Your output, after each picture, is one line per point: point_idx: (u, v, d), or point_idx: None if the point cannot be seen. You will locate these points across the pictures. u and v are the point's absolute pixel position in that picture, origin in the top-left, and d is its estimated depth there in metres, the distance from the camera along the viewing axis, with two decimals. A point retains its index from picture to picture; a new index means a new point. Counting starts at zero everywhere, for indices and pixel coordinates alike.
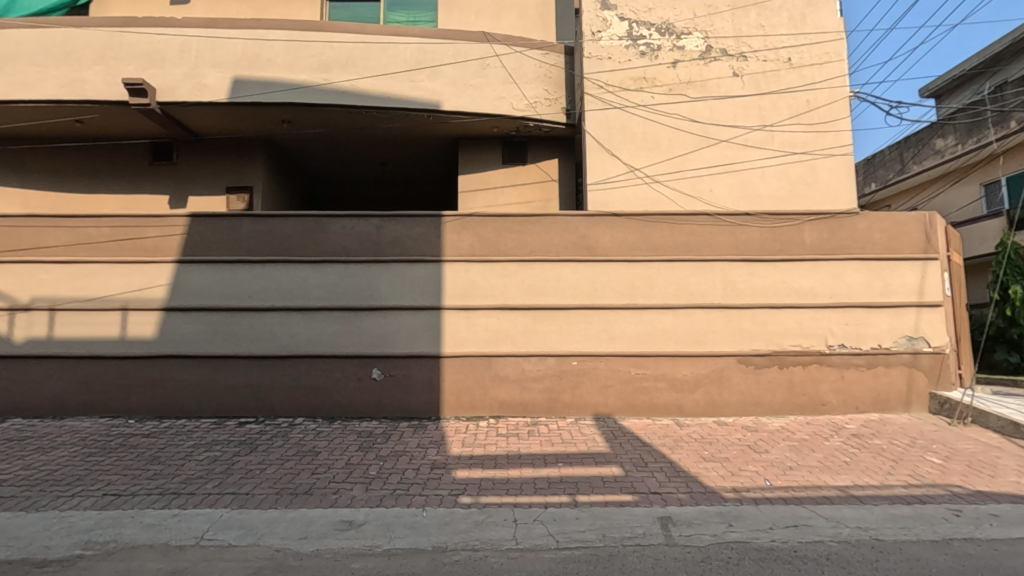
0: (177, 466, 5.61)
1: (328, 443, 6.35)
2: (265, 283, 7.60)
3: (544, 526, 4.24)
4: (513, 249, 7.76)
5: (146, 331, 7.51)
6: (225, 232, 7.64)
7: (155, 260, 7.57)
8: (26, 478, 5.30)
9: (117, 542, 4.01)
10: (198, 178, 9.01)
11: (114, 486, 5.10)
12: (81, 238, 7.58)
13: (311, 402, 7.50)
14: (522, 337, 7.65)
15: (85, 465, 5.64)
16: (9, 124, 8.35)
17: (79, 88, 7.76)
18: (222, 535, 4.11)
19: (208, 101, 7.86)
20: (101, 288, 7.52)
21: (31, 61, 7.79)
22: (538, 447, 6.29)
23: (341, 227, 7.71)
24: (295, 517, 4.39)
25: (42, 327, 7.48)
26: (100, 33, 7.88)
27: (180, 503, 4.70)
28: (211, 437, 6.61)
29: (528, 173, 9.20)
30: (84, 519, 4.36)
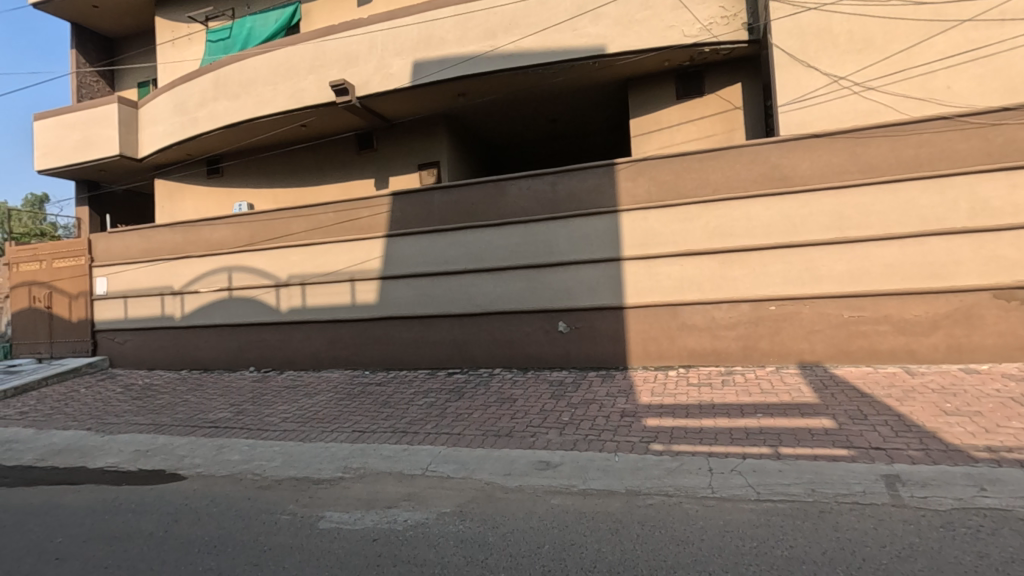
0: (404, 409, 6.60)
1: (524, 392, 6.86)
2: (457, 249, 8.34)
3: (742, 477, 4.05)
4: (694, 190, 7.27)
5: (370, 298, 8.84)
6: (421, 206, 8.53)
7: (370, 236, 8.80)
8: (301, 417, 6.76)
9: (366, 468, 4.92)
10: (395, 160, 10.14)
11: (360, 424, 6.23)
12: (316, 224, 9.16)
13: (506, 354, 8.11)
14: (710, 283, 7.21)
15: (338, 407, 6.98)
16: (258, 136, 10.32)
17: (300, 97, 9.20)
18: (442, 467, 4.77)
19: (395, 88, 8.71)
20: (335, 263, 9.03)
21: (265, 82, 9.46)
22: (734, 397, 5.95)
23: (520, 188, 8.03)
24: (500, 456, 4.88)
25: (299, 298, 9.30)
26: (310, 47, 9.20)
27: (408, 439, 5.57)
28: (427, 385, 7.61)
29: (708, 105, 8.44)
30: (341, 449, 5.43)
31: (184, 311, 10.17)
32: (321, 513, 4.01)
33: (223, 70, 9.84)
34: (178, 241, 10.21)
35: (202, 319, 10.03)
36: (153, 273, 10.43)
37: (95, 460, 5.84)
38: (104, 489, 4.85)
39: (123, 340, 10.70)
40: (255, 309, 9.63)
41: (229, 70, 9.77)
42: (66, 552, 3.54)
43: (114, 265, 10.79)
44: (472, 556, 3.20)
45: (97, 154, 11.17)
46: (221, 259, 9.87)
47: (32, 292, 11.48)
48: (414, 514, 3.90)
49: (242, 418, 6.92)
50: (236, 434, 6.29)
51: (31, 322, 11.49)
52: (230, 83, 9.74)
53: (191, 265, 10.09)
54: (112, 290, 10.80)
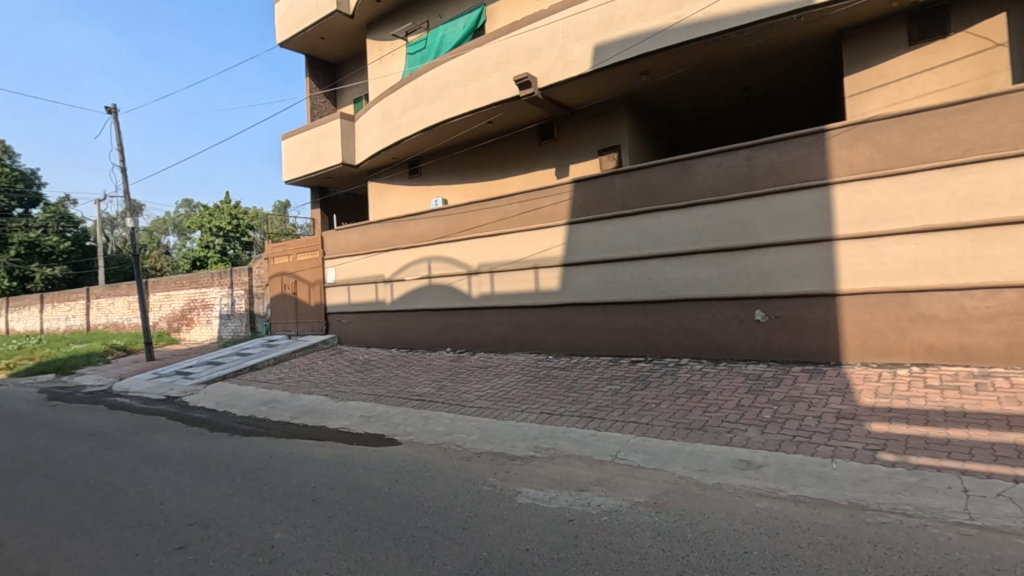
0: (589, 395, 6.66)
1: (716, 384, 6.42)
2: (641, 234, 8.12)
3: (1016, 505, 3.26)
4: (934, 153, 6.04)
5: (553, 284, 9.07)
6: (602, 191, 8.46)
7: (552, 224, 9.02)
8: (493, 396, 7.24)
9: (556, 450, 5.07)
10: (576, 147, 10.20)
11: (547, 406, 6.45)
12: (502, 214, 9.69)
13: (694, 343, 7.67)
14: (957, 265, 5.94)
15: (526, 389, 7.32)
16: (450, 136, 11.21)
17: (487, 95, 9.74)
18: (632, 456, 4.71)
19: (577, 75, 8.72)
20: (520, 252, 9.46)
21: (456, 84, 10.21)
22: (995, 406, 4.82)
23: (710, 166, 7.49)
24: (694, 450, 4.64)
25: (488, 285, 9.94)
26: (495, 46, 9.67)
27: (595, 425, 5.60)
28: (611, 372, 7.57)
29: (954, 47, 6.91)
30: (532, 430, 5.68)
31: (393, 297, 11.58)
32: (518, 489, 4.24)
33: (421, 79, 10.86)
34: (388, 235, 11.66)
35: (407, 304, 11.31)
36: (369, 264, 12.06)
37: (333, 421, 6.96)
38: (341, 447, 5.75)
39: (347, 322, 12.57)
40: (450, 295, 10.55)
41: (426, 78, 10.75)
42: (318, 496, 4.27)
43: (340, 257, 12.72)
44: (671, 550, 3.09)
45: (326, 164, 13.23)
46: (422, 250, 11.01)
47: (284, 281, 14.10)
48: (606, 500, 3.90)
49: (442, 393, 7.66)
50: (439, 408, 6.98)
51: (284, 305, 14.12)
52: (427, 90, 10.71)
53: (399, 256, 11.45)
54: (339, 279, 12.76)
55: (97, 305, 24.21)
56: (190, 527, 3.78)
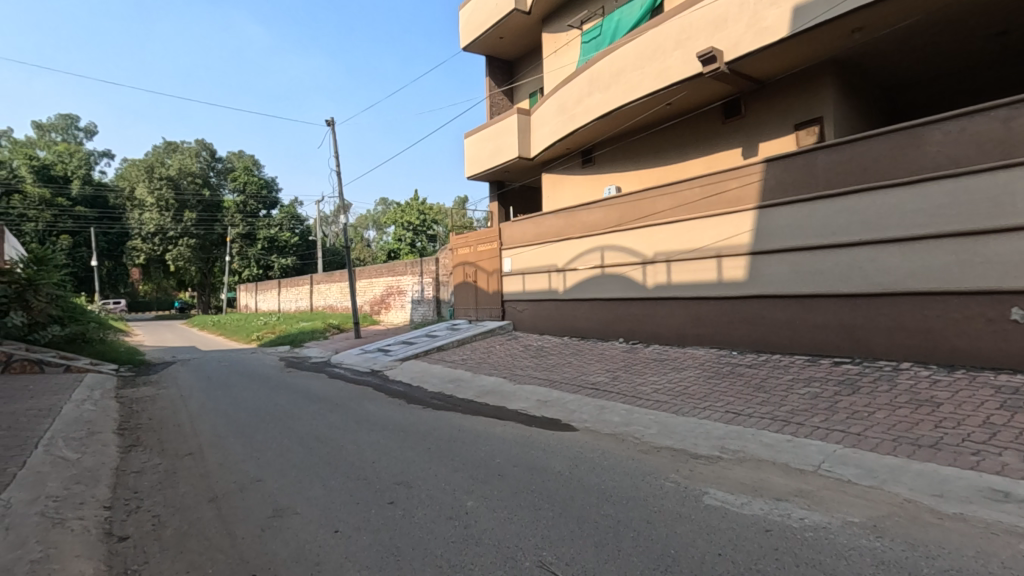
0: (782, 397, 6.03)
1: (952, 395, 5.35)
2: (849, 217, 7.10)
3: None
4: None
5: (738, 274, 8.40)
6: (800, 170, 7.58)
7: (739, 209, 8.35)
8: (671, 390, 6.96)
9: (745, 453, 4.69)
10: (767, 124, 9.25)
11: (733, 405, 6.00)
12: (681, 200, 9.26)
13: (917, 345, 6.48)
14: None
15: (708, 385, 6.90)
16: (626, 122, 10.98)
17: (667, 76, 9.30)
18: (840, 469, 4.15)
19: (771, 42, 7.88)
20: (701, 239, 8.94)
21: (633, 68, 9.92)
22: None
23: (946, 133, 6.24)
24: (922, 471, 3.93)
25: (664, 275, 9.57)
26: (676, 22, 9.17)
27: (791, 430, 5.05)
28: (809, 373, 6.76)
29: None
30: (717, 429, 5.34)
31: (566, 286, 11.77)
32: (704, 489, 4.00)
33: (597, 67, 10.78)
34: (562, 225, 11.88)
35: (580, 293, 11.40)
36: (543, 253, 12.42)
37: (512, 402, 7.33)
38: (521, 427, 6.03)
39: (522, 309, 13.10)
40: (623, 285, 10.38)
41: (601, 65, 10.64)
42: (503, 471, 4.52)
43: (516, 247, 13.30)
44: None
45: (504, 158, 13.90)
46: (595, 239, 11.01)
47: (465, 270, 15.20)
48: (811, 514, 3.48)
49: (617, 384, 7.58)
50: (614, 398, 6.92)
51: (465, 292, 15.24)
52: (603, 77, 10.60)
53: (572, 245, 11.59)
54: (514, 268, 13.35)
55: (317, 290, 28.74)
56: (397, 486, 4.28)
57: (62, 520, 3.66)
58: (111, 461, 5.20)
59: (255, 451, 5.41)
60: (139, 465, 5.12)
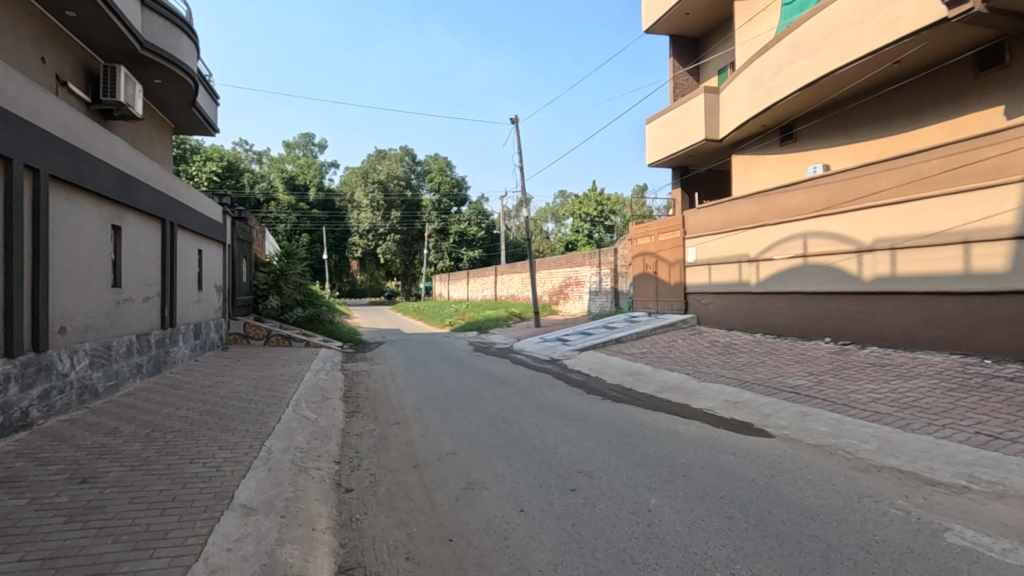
0: None
1: None
2: None
3: None
4: None
5: (995, 264, 6.78)
6: None
7: (996, 182, 6.79)
8: (895, 401, 5.90)
9: (1007, 487, 3.77)
10: None
11: (986, 426, 4.87)
12: (913, 175, 7.84)
13: None
14: None
15: (948, 399, 5.70)
16: (839, 88, 9.52)
17: (896, 27, 7.75)
18: None
19: None
20: (940, 222, 7.44)
21: (849, 25, 8.53)
22: None
23: None
24: None
25: (887, 265, 8.15)
26: None
27: None
28: None
29: None
30: (963, 453, 4.38)
31: (759, 278, 10.72)
32: (946, 524, 3.30)
33: (801, 30, 9.51)
34: (756, 211, 10.84)
35: (776, 286, 10.29)
36: (732, 242, 11.48)
37: (697, 401, 6.92)
38: (708, 428, 5.65)
39: (707, 302, 12.30)
40: (832, 277, 9.10)
41: (807, 26, 9.35)
42: (689, 472, 4.28)
43: (702, 237, 12.51)
44: None
45: (689, 142, 13.12)
46: (797, 226, 9.82)
47: (645, 261, 14.77)
48: None
49: (823, 389, 6.68)
50: (821, 405, 6.10)
51: (645, 284, 14.82)
52: (809, 40, 9.31)
53: (768, 233, 10.50)
54: (699, 258, 12.58)
55: (501, 281, 30.54)
56: (578, 474, 4.32)
57: (306, 468, 4.44)
58: (339, 423, 6.17)
59: (450, 426, 5.94)
60: (360, 429, 5.99)
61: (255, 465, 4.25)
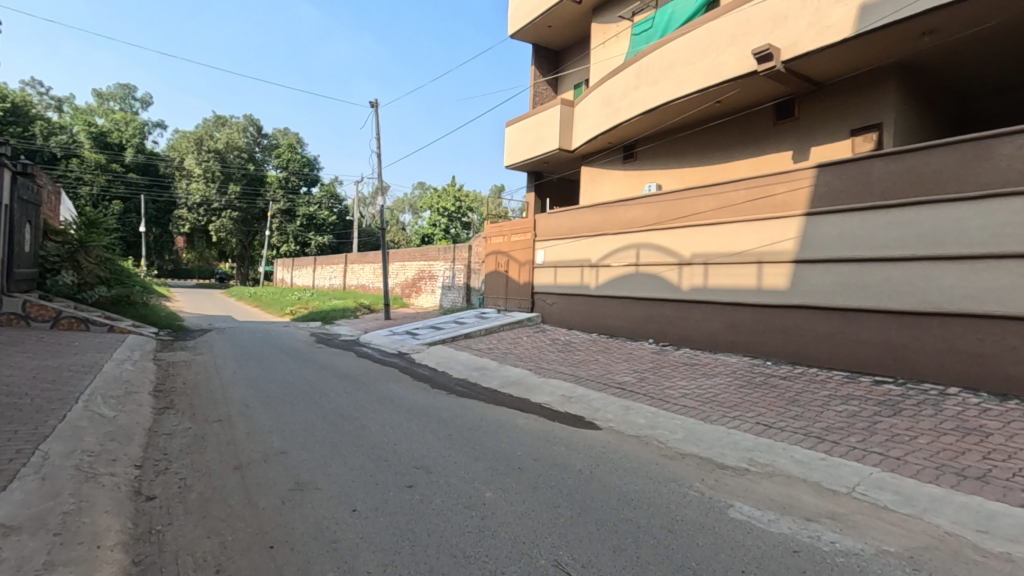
0: (817, 413, 5.78)
1: (1002, 426, 4.97)
2: (904, 230, 6.67)
3: None
4: None
5: (779, 283, 8.06)
6: (853, 178, 7.20)
7: (783, 215, 8.04)
8: (700, 397, 6.76)
9: (774, 468, 4.50)
10: (821, 127, 8.74)
11: (765, 417, 5.79)
12: (724, 201, 8.99)
13: (967, 368, 6.06)
14: None
15: (740, 394, 6.68)
16: (673, 118, 10.64)
17: (719, 72, 8.84)
18: (877, 494, 3.92)
19: (833, 42, 7.32)
20: (742, 243, 8.65)
21: (683, 63, 9.55)
22: None
23: (1021, 146, 5.75)
24: (967, 504, 3.69)
25: (700, 277, 9.33)
26: (732, 17, 8.72)
27: (825, 447, 4.85)
28: (847, 390, 6.43)
29: None
30: (744, 439, 5.19)
31: (597, 282, 11.62)
32: (730, 501, 3.86)
33: (645, 60, 10.47)
34: (599, 220, 11.72)
35: (612, 290, 11.23)
36: (577, 248, 12.28)
37: (536, 395, 7.28)
38: (544, 422, 5.95)
39: (552, 302, 13.01)
40: (658, 285, 10.17)
41: (651, 58, 10.33)
42: (524, 465, 4.47)
43: (550, 239, 13.19)
44: None
45: (544, 148, 13.76)
46: (632, 237, 10.82)
47: (497, 259, 15.18)
48: (843, 539, 3.29)
49: (644, 385, 7.43)
50: (641, 400, 6.78)
51: (496, 281, 15.21)
52: (651, 70, 10.29)
53: (608, 241, 11.41)
54: (547, 261, 13.24)
55: (351, 269, 29.23)
56: (416, 470, 4.28)
57: (95, 474, 3.79)
58: (145, 422, 5.37)
59: (282, 423, 5.51)
60: (171, 427, 5.29)
61: (23, 473, 3.52)
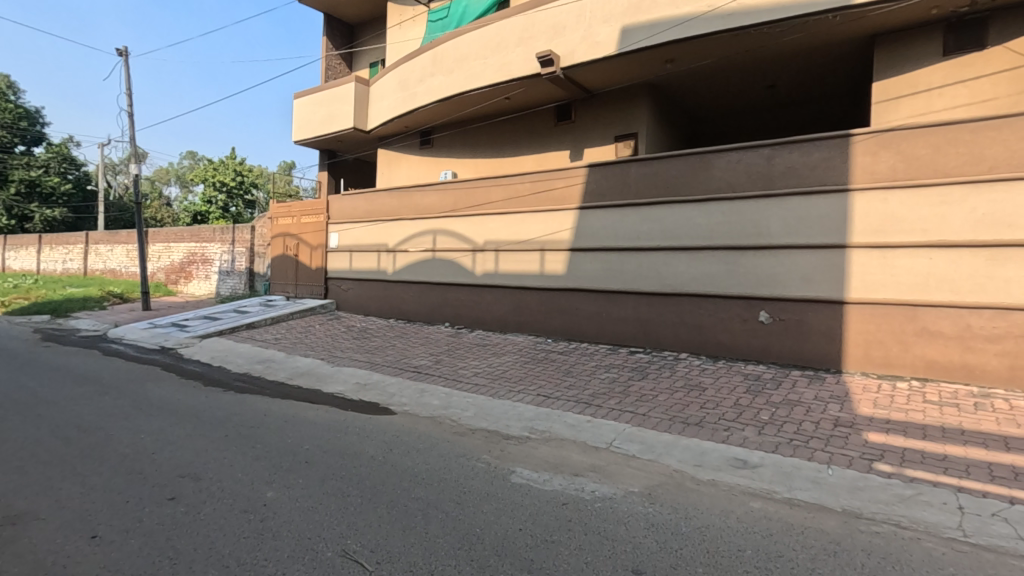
0: (586, 381, 6.63)
1: (714, 381, 6.34)
2: (652, 225, 7.96)
3: (1010, 526, 3.27)
4: (957, 168, 5.85)
5: (558, 268, 8.97)
6: (615, 178, 8.32)
7: (562, 208, 8.93)
8: (490, 375, 7.20)
9: (551, 433, 5.05)
10: (592, 131, 9.91)
11: (545, 389, 6.44)
12: (513, 192, 9.60)
13: (693, 338, 7.55)
14: (969, 284, 5.78)
15: (524, 370, 7.31)
16: (466, 109, 10.99)
17: (508, 70, 9.38)
18: (627, 446, 4.67)
19: (601, 57, 8.33)
20: (528, 232, 9.38)
21: (476, 57, 9.90)
22: (993, 426, 4.76)
23: (727, 162, 7.30)
24: (690, 445, 4.62)
25: (492, 263, 9.87)
26: (519, 20, 9.31)
27: (591, 411, 5.59)
28: (609, 360, 7.49)
29: (988, 62, 6.64)
30: (527, 411, 5.70)
31: (394, 267, 11.50)
32: (512, 468, 4.22)
33: (441, 48, 10.59)
34: (395, 204, 11.56)
35: (409, 275, 11.24)
36: (373, 232, 11.97)
37: (328, 385, 6.96)
38: (336, 412, 5.73)
39: (347, 288, 12.50)
40: (453, 270, 10.48)
41: (446, 47, 10.48)
42: (311, 458, 4.25)
43: (344, 222, 12.61)
44: (664, 543, 3.06)
45: (337, 126, 13.03)
46: (428, 223, 10.93)
47: (285, 242, 13.99)
48: (601, 487, 3.86)
49: (439, 368, 7.63)
50: (436, 382, 6.96)
51: (284, 266, 14.02)
52: (446, 59, 10.45)
53: (405, 227, 11.36)
54: (341, 245, 12.65)
55: (94, 251, 24.08)
56: (181, 480, 3.76)
57: None
58: None
59: None
60: None
61: None
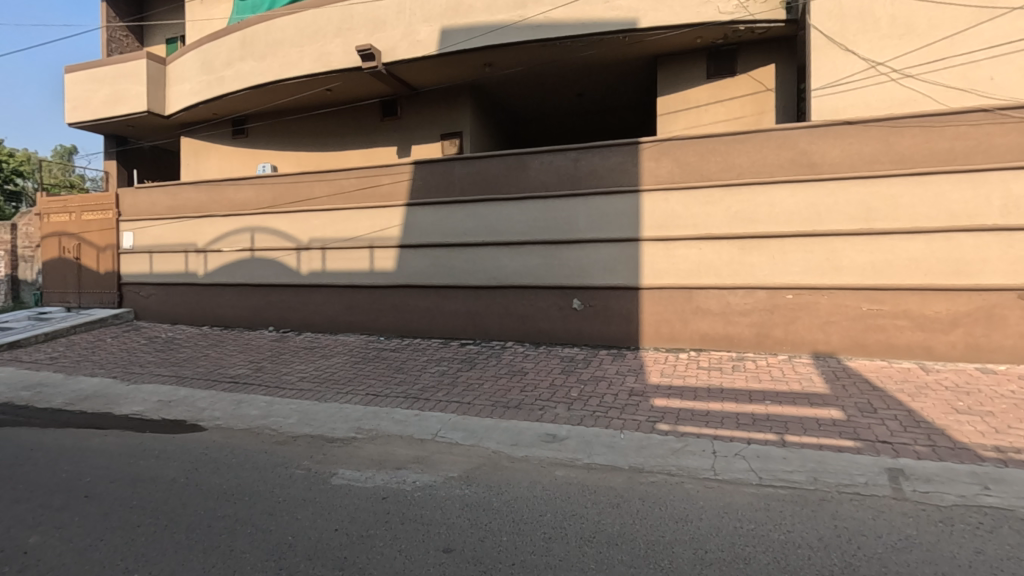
0: (416, 376, 6.73)
1: (535, 365, 6.88)
2: (476, 221, 8.30)
3: (746, 461, 4.13)
4: (717, 173, 7.07)
5: (388, 265, 8.90)
6: (441, 176, 8.50)
7: (389, 204, 8.86)
8: (317, 378, 6.95)
9: (378, 430, 5.06)
10: (419, 128, 9.98)
11: (374, 387, 6.40)
12: (338, 188, 9.24)
13: (517, 327, 8.07)
14: (728, 269, 7.04)
15: (354, 370, 7.17)
16: (284, 98, 10.31)
17: (327, 60, 9.02)
18: (452, 434, 4.88)
19: (422, 56, 8.42)
20: (355, 228, 9.14)
21: (291, 43, 9.33)
22: (744, 382, 5.92)
23: (541, 163, 7.90)
24: (508, 427, 4.98)
25: (319, 262, 9.44)
26: (336, 9, 8.97)
27: (419, 405, 5.71)
28: (440, 353, 7.70)
29: (738, 86, 8.10)
30: (354, 411, 5.64)
31: (206, 269, 10.40)
32: (334, 470, 4.17)
33: (251, 30, 9.78)
34: (204, 199, 10.42)
35: (224, 278, 10.25)
36: (178, 230, 10.66)
37: (121, 406, 6.09)
38: (129, 435, 5.07)
39: (148, 295, 10.99)
40: (276, 270, 9.81)
41: (256, 30, 9.70)
42: (93, 491, 3.74)
43: (140, 219, 11.01)
44: (476, 519, 3.31)
45: (125, 108, 11.30)
46: (244, 220, 10.06)
47: (61, 242, 11.79)
48: (422, 476, 4.02)
49: (260, 376, 7.14)
50: (255, 391, 6.51)
51: (61, 271, 11.82)
52: (257, 43, 9.68)
53: (216, 224, 10.31)
54: (138, 245, 11.05)
55: None
56: None
57: None
58: None
59: None
60: None
61: None
